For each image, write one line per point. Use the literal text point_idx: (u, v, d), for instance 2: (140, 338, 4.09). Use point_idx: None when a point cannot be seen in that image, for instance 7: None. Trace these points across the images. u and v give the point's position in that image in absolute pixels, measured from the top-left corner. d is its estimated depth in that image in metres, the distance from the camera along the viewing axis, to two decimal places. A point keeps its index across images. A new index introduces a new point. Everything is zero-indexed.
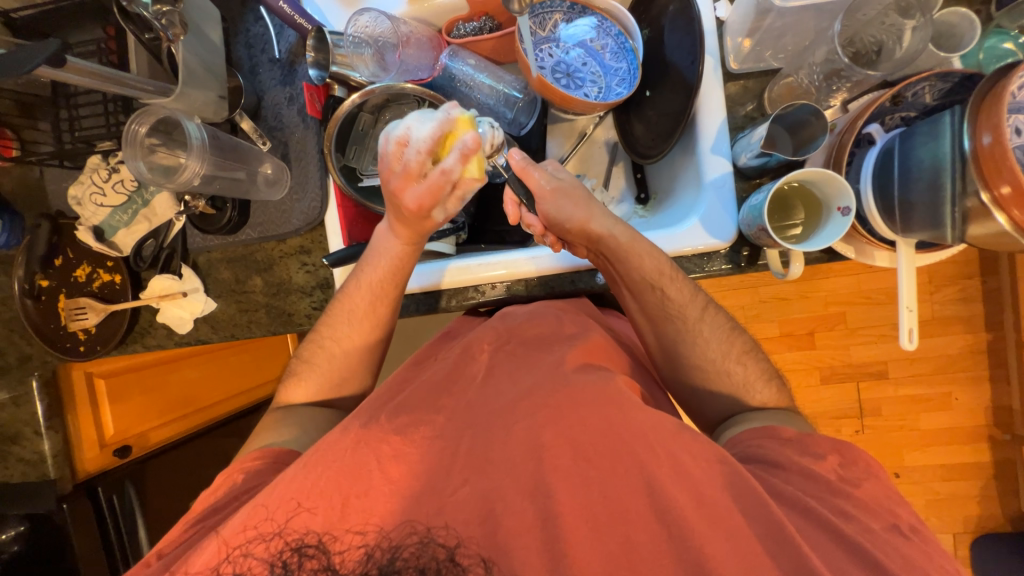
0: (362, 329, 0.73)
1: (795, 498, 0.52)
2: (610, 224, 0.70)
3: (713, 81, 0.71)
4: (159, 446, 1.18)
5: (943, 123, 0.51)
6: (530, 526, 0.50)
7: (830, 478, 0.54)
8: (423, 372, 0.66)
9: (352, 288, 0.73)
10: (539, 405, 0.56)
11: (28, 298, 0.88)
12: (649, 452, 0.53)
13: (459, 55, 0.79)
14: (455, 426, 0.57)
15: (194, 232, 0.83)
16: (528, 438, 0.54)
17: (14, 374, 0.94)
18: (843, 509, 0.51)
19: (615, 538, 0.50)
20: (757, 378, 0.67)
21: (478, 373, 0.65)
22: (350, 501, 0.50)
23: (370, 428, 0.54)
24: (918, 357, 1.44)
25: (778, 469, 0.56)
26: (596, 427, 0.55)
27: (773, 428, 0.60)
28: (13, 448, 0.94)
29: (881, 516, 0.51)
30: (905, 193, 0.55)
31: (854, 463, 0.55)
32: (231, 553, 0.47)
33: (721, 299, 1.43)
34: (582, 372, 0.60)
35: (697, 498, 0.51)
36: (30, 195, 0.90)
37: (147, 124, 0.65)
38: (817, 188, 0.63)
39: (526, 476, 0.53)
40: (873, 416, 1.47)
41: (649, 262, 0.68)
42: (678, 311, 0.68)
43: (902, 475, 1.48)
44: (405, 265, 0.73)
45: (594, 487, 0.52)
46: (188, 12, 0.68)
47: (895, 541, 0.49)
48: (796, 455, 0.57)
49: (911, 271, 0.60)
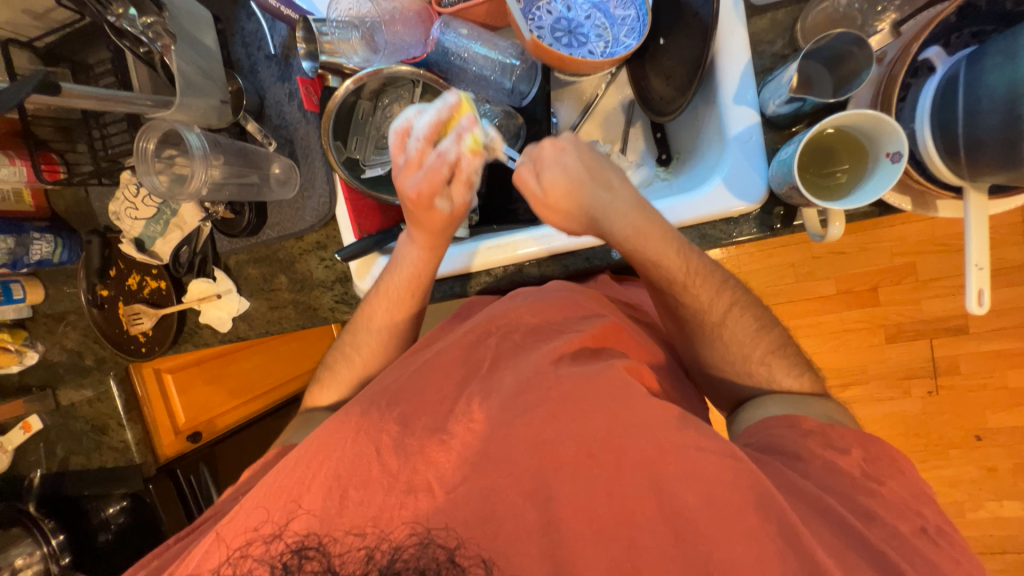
0: (390, 315, 0.73)
1: (817, 499, 0.50)
2: (621, 222, 0.61)
3: (734, 18, 0.62)
4: (225, 430, 1.30)
5: (1023, 37, 0.41)
6: (533, 528, 0.50)
7: (853, 475, 0.53)
8: (432, 347, 0.67)
9: (369, 302, 0.74)
10: (541, 399, 0.54)
11: (94, 308, 0.97)
12: (655, 449, 0.51)
13: (451, 25, 0.75)
14: (454, 415, 0.56)
15: (220, 237, 0.87)
16: (530, 435, 0.53)
17: (95, 375, 1.06)
18: (872, 512, 0.50)
19: (620, 543, 0.49)
20: (786, 375, 0.63)
21: (483, 364, 0.62)
22: (349, 493, 0.51)
23: (370, 414, 0.57)
24: (1007, 308, 1.26)
25: (798, 462, 0.54)
26: (600, 420, 0.53)
27: (795, 419, 0.58)
28: (105, 438, 1.07)
29: (908, 518, 0.50)
30: (972, 129, 0.46)
31: (878, 459, 0.54)
32: (230, 556, 0.50)
33: (766, 259, 1.31)
34: (586, 364, 0.58)
35: (707, 498, 0.49)
36: (81, 213, 0.97)
37: (153, 139, 0.68)
38: (863, 133, 0.54)
39: (528, 475, 0.52)
40: (949, 375, 1.32)
41: (664, 267, 0.61)
42: (698, 314, 0.63)
43: (984, 438, 1.34)
44: (423, 278, 0.72)
45: (597, 483, 0.51)
46: (179, 20, 0.69)
47: (922, 546, 0.48)
48: (819, 448, 0.55)
49: (983, 223, 0.51)
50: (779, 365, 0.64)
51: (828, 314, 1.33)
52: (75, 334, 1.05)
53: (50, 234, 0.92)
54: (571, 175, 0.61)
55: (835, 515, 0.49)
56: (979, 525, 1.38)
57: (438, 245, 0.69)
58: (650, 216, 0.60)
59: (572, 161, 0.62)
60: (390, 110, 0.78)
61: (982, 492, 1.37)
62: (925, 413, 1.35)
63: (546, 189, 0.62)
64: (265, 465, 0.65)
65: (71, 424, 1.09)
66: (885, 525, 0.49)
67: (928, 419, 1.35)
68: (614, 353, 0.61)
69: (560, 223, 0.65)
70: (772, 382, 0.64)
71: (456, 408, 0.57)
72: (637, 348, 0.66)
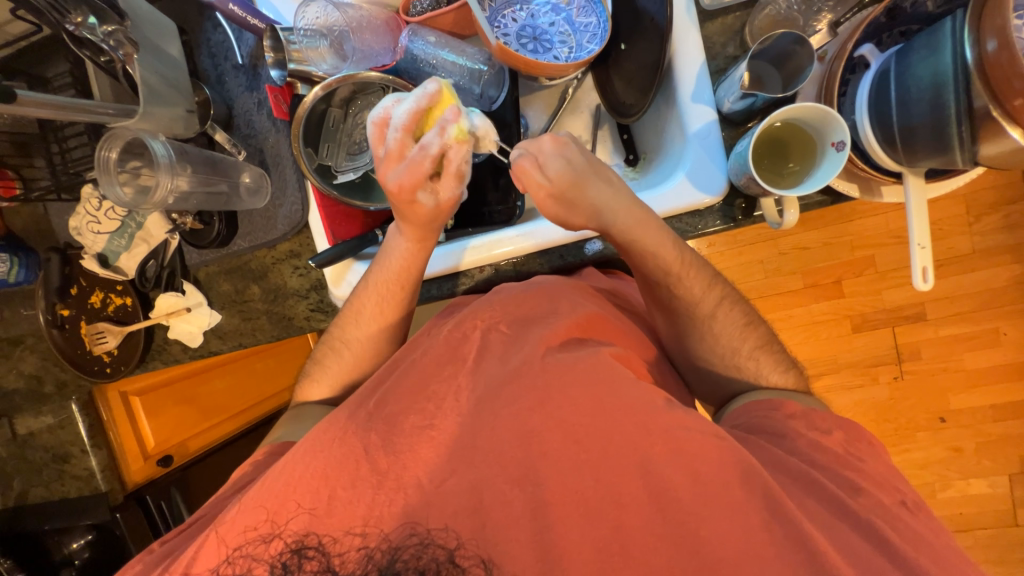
0: (378, 320, 0.72)
1: (803, 473, 0.52)
2: (623, 213, 0.62)
3: (687, 23, 0.66)
4: (199, 452, 1.26)
5: (943, 32, 0.45)
6: (523, 512, 0.50)
7: (837, 451, 0.55)
8: (416, 350, 0.65)
9: (361, 292, 0.72)
10: (528, 388, 0.55)
11: (53, 328, 0.92)
12: (643, 431, 0.52)
13: (418, 34, 0.76)
14: (442, 408, 0.56)
15: (189, 249, 0.85)
16: (519, 425, 0.53)
17: (56, 401, 1.00)
18: (854, 484, 0.52)
19: (608, 523, 0.50)
20: (773, 368, 0.65)
21: (469, 355, 0.61)
22: (337, 493, 0.51)
23: (358, 416, 0.56)
24: (960, 295, 1.34)
25: (783, 439, 0.56)
26: (587, 405, 0.53)
27: (779, 403, 0.60)
28: (67, 466, 1.02)
29: (890, 491, 0.52)
30: (904, 117, 0.49)
31: (860, 440, 0.57)
32: (230, 555, 0.50)
33: (737, 256, 1.35)
34: (574, 351, 0.59)
35: (693, 475, 0.50)
36: (40, 230, 0.93)
37: (116, 148, 0.67)
38: (807, 124, 0.58)
39: (516, 463, 0.52)
40: (913, 361, 1.39)
41: (660, 258, 0.63)
42: (691, 306, 0.66)
43: (948, 420, 1.41)
44: (413, 266, 0.71)
45: (585, 468, 0.51)
46: (142, 30, 0.68)
47: (903, 513, 0.50)
48: (805, 428, 0.57)
49: (922, 205, 0.55)
50: (769, 359, 0.66)
51: (798, 308, 1.39)
52: (33, 358, 1.00)
53: (6, 253, 0.88)
54: (578, 168, 0.63)
55: (823, 489, 0.51)
56: (950, 503, 1.44)
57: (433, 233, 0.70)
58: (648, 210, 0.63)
59: (576, 155, 0.64)
60: (360, 116, 0.77)
61: (952, 472, 1.43)
62: (893, 398, 1.41)
63: (551, 180, 0.62)
64: (251, 468, 0.63)
65: (29, 455, 1.03)
66: (868, 495, 0.51)
67: (897, 404, 1.41)
68: (599, 342, 0.62)
69: (562, 214, 0.65)
70: (759, 376, 0.65)
71: (445, 401, 0.57)
72: (622, 337, 0.67)
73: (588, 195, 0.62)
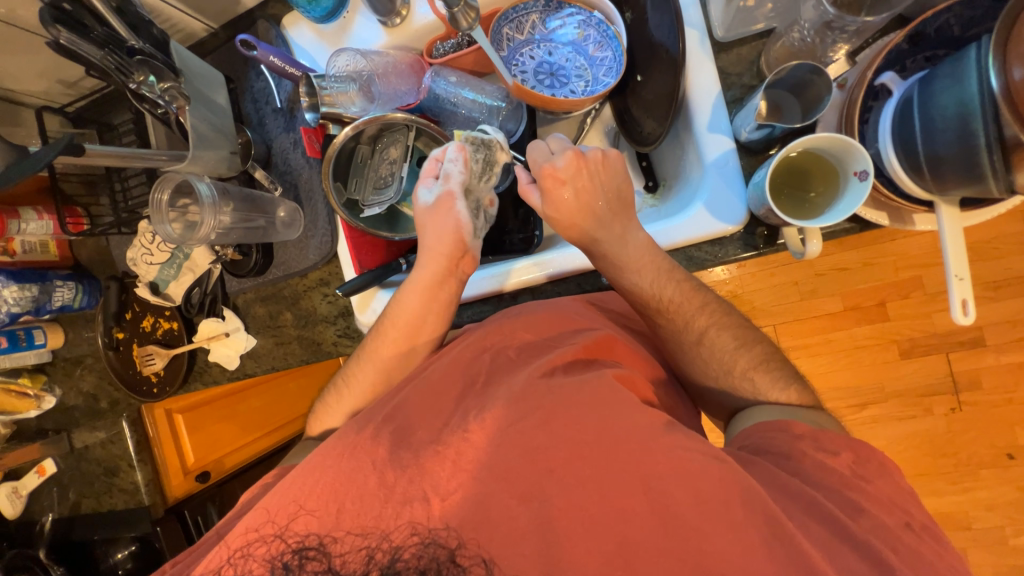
0: (395, 353, 0.72)
1: (803, 494, 0.49)
2: (625, 249, 0.65)
3: (700, 55, 0.67)
4: (233, 469, 1.33)
5: (968, 60, 0.43)
6: (527, 529, 0.50)
7: (841, 473, 0.52)
8: (428, 367, 0.68)
9: (384, 326, 0.73)
10: (533, 408, 0.55)
11: (110, 350, 1.01)
12: (643, 448, 0.51)
13: (441, 74, 0.80)
14: (451, 427, 0.57)
15: (229, 277, 0.91)
16: (525, 441, 0.53)
17: (109, 417, 1.08)
18: (854, 504, 0.49)
19: (612, 538, 0.49)
20: (772, 386, 0.62)
21: (479, 376, 0.63)
22: (346, 506, 0.52)
23: (365, 432, 0.58)
24: (1022, 319, 1.23)
25: (786, 461, 0.53)
26: (591, 424, 0.53)
27: (785, 423, 0.57)
28: (116, 480, 1.08)
29: (893, 512, 0.49)
30: (932, 146, 0.48)
31: (868, 461, 0.53)
32: (230, 556, 0.53)
33: (770, 278, 1.31)
34: (578, 374, 0.58)
35: (696, 493, 0.48)
36: (103, 261, 1.02)
37: (167, 190, 0.73)
38: (828, 154, 0.57)
39: (522, 479, 0.51)
40: (972, 391, 1.28)
41: (651, 289, 0.65)
42: (676, 334, 0.66)
43: (1018, 457, 1.28)
44: (439, 295, 0.72)
45: (589, 484, 0.50)
46: (195, 83, 0.75)
47: (906, 538, 0.47)
48: (811, 449, 0.54)
49: (959, 235, 0.52)
50: (764, 379, 0.62)
51: (838, 332, 1.32)
52: (91, 377, 1.08)
53: (72, 282, 0.98)
54: (576, 205, 0.65)
55: (820, 510, 0.48)
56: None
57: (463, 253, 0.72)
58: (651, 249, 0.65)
59: (566, 195, 0.65)
60: (386, 152, 0.81)
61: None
62: (952, 432, 1.30)
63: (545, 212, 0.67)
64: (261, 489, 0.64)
65: (83, 467, 1.10)
66: (870, 516, 0.48)
67: (955, 439, 1.30)
68: (605, 364, 0.61)
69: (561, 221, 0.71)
70: (758, 395, 0.62)
71: (453, 420, 0.58)
72: (630, 357, 0.66)
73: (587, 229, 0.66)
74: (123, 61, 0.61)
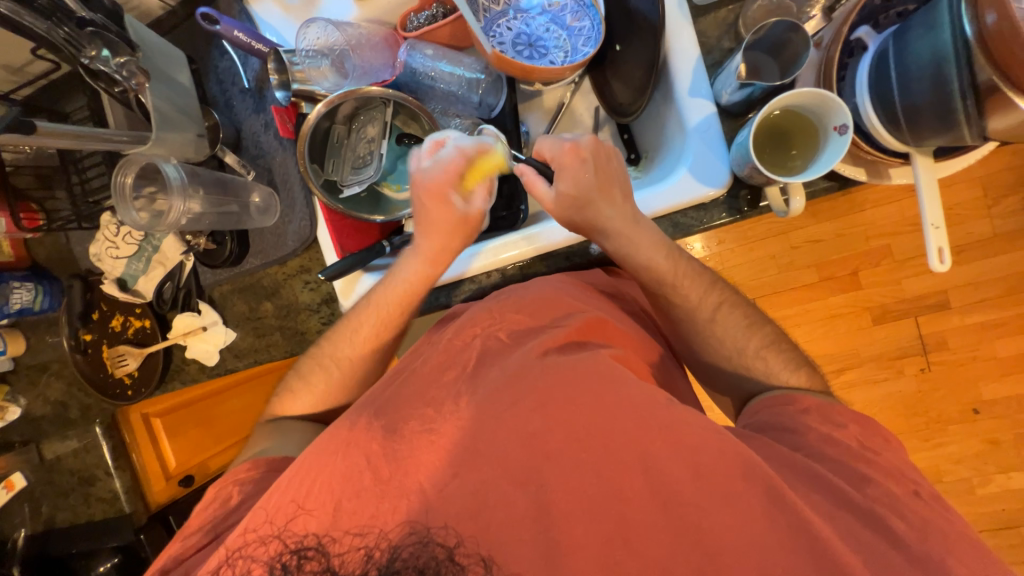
0: (375, 339, 0.72)
1: (807, 468, 0.51)
2: (634, 228, 0.64)
3: (680, 18, 0.67)
4: (219, 472, 1.25)
5: (941, 9, 0.44)
6: (526, 513, 0.49)
7: (849, 445, 0.53)
8: (418, 359, 0.65)
9: (361, 310, 0.72)
10: (527, 392, 0.54)
11: (77, 353, 0.95)
12: (640, 426, 0.51)
13: (417, 48, 0.78)
14: (440, 411, 0.55)
15: (203, 270, 0.87)
16: (519, 426, 0.52)
17: (80, 426, 1.03)
18: (863, 475, 0.50)
19: (610, 519, 0.48)
20: (783, 368, 0.63)
21: (468, 362, 0.61)
22: (343, 505, 0.50)
23: (359, 425, 0.55)
24: (985, 280, 1.29)
25: (796, 436, 0.55)
26: (586, 404, 0.52)
27: (792, 398, 0.59)
28: (93, 488, 1.04)
29: (901, 481, 0.50)
30: (908, 96, 0.49)
31: (873, 433, 0.55)
32: (229, 556, 0.50)
33: (748, 252, 1.33)
34: (573, 355, 0.58)
35: (695, 470, 0.49)
36: (62, 259, 0.96)
37: (132, 173, 0.70)
38: (809, 111, 0.58)
39: (519, 465, 0.51)
40: (940, 350, 1.34)
41: (657, 268, 0.65)
42: (689, 312, 0.66)
43: (982, 411, 1.35)
44: (417, 290, 0.71)
45: (588, 466, 0.50)
46: (155, 61, 0.71)
47: (914, 505, 0.48)
48: (817, 423, 0.56)
49: (933, 184, 0.54)
50: (776, 360, 0.63)
51: (814, 301, 1.36)
52: (59, 384, 1.03)
53: (30, 282, 0.92)
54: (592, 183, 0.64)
55: (827, 483, 0.50)
56: (990, 500, 1.38)
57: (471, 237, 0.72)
58: (645, 229, 0.64)
59: (587, 172, 0.65)
60: (363, 131, 0.79)
61: (989, 466, 1.36)
62: (922, 391, 1.36)
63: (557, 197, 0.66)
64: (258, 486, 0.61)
65: (54, 479, 1.05)
66: (878, 484, 0.50)
67: (925, 397, 1.36)
68: (600, 345, 0.61)
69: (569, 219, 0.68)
70: (770, 376, 0.63)
71: (444, 406, 0.56)
72: (622, 337, 0.65)
73: (593, 210, 0.64)
74: (74, 33, 0.58)
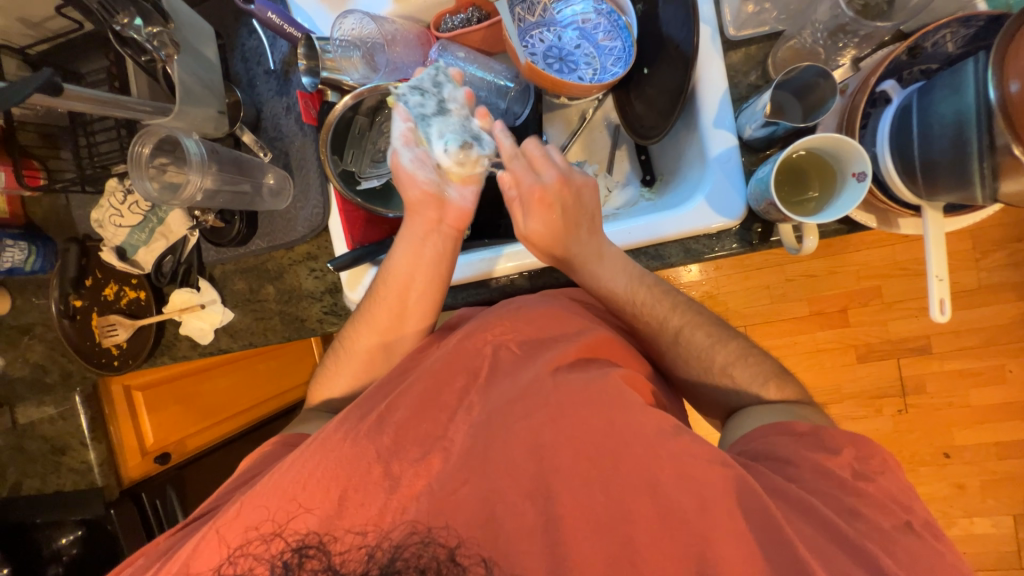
0: (394, 326, 0.72)
1: (801, 499, 0.50)
2: (601, 261, 0.68)
3: (711, 51, 0.68)
4: (197, 451, 1.22)
5: (966, 73, 0.46)
6: (533, 526, 0.50)
7: (844, 476, 0.52)
8: (428, 359, 0.64)
9: (376, 293, 0.72)
10: (539, 405, 0.55)
11: (64, 318, 0.93)
12: (649, 450, 0.51)
13: (449, 49, 0.78)
14: (454, 421, 0.56)
15: (207, 246, 0.85)
16: (530, 438, 0.53)
17: (59, 391, 1.00)
18: (850, 506, 0.50)
19: (617, 540, 0.49)
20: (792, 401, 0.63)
21: (481, 370, 0.61)
22: (349, 495, 0.52)
23: (364, 424, 0.56)
24: (965, 330, 1.34)
25: (786, 466, 0.54)
26: (595, 423, 0.53)
27: (789, 423, 0.58)
28: (64, 458, 1.00)
29: (892, 513, 0.50)
30: (927, 152, 0.51)
31: (871, 456, 0.54)
32: (230, 554, 0.51)
33: (743, 281, 1.36)
34: (584, 372, 0.58)
35: (700, 499, 0.49)
36: (60, 222, 0.94)
37: (149, 144, 0.68)
38: (829, 154, 0.60)
39: (528, 477, 0.52)
40: (917, 394, 1.38)
41: (614, 290, 0.68)
42: (657, 327, 0.68)
43: (952, 455, 1.39)
44: (427, 271, 0.71)
45: (594, 484, 0.51)
46: (183, 33, 0.70)
47: (907, 541, 0.48)
48: (811, 452, 0.54)
49: (940, 238, 0.56)
50: (742, 373, 0.65)
51: (803, 335, 1.39)
52: (40, 347, 1.00)
53: (24, 242, 0.89)
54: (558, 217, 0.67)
55: (819, 514, 0.49)
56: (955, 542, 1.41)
57: (465, 227, 0.73)
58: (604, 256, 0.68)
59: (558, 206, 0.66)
60: (386, 125, 0.79)
61: (954, 509, 1.41)
62: (897, 431, 1.40)
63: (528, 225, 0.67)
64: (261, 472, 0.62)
65: (26, 444, 1.01)
66: (866, 519, 0.49)
67: (900, 437, 1.40)
68: (610, 364, 0.61)
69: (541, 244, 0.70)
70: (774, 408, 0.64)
71: (457, 414, 0.57)
72: (626, 357, 0.66)
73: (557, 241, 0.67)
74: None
